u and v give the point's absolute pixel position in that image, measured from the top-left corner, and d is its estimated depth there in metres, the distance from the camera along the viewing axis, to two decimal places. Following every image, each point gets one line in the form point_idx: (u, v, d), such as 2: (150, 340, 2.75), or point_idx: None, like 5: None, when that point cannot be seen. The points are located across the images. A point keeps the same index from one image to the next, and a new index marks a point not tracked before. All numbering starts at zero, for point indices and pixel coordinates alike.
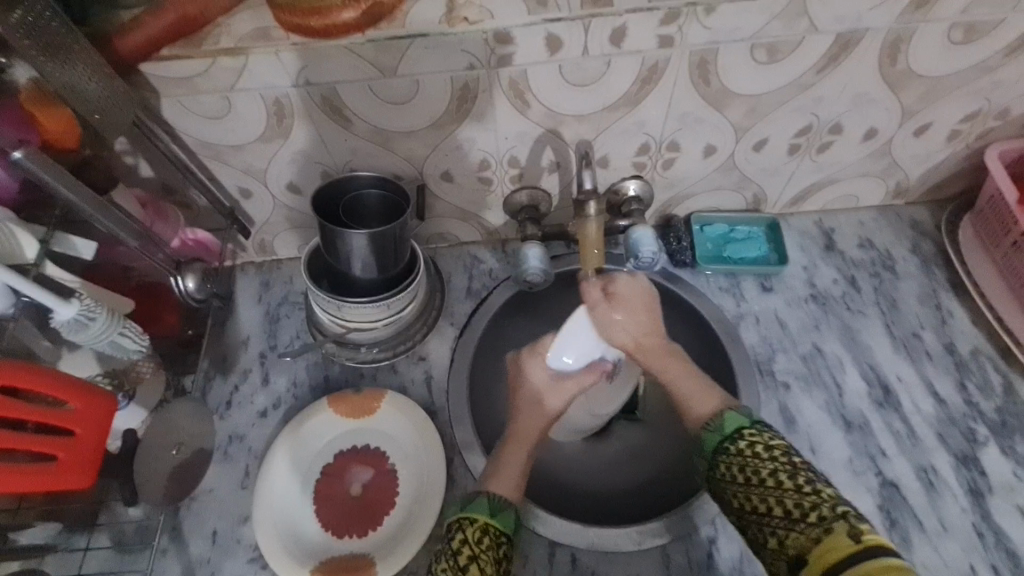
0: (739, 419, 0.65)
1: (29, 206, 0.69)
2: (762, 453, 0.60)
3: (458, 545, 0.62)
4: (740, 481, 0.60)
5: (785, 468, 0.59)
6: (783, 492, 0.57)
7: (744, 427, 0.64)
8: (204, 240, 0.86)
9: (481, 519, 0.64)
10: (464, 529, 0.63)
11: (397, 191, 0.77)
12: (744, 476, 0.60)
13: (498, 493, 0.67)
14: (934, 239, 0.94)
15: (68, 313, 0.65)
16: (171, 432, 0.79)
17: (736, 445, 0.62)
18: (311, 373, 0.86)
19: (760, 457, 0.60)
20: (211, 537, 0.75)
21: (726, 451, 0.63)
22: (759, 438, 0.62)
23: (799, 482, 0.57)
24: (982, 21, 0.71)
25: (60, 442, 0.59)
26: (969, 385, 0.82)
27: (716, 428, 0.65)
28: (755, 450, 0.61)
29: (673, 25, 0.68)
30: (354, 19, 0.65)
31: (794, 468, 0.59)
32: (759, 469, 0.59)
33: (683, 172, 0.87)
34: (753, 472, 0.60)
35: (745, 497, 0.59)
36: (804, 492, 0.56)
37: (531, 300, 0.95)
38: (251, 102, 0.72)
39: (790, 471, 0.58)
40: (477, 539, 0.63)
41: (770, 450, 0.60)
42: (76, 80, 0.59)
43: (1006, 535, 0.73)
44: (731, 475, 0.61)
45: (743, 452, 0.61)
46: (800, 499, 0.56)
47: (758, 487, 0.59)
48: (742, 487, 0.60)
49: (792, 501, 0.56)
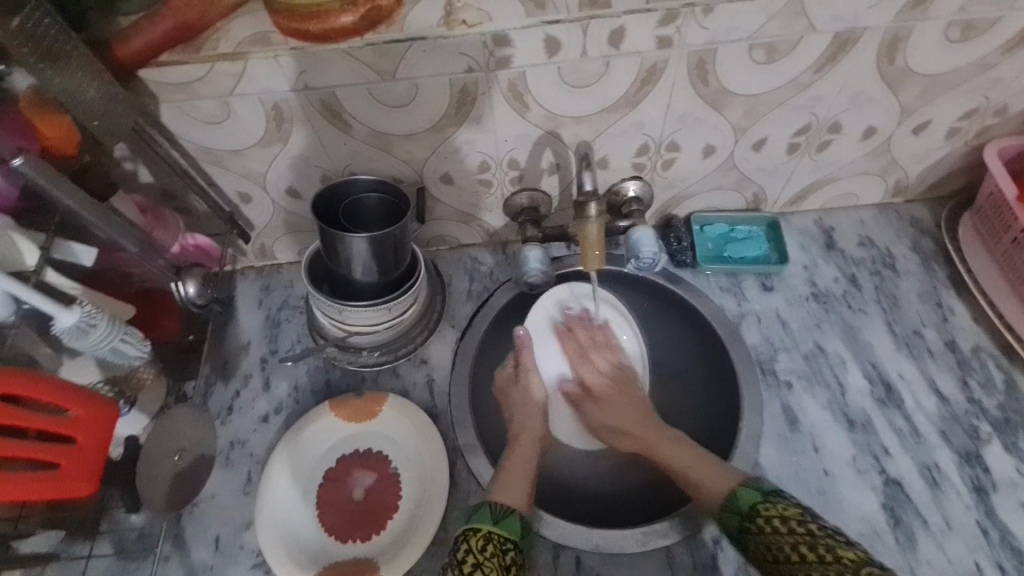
0: (750, 496, 0.68)
1: (29, 214, 0.68)
2: (780, 527, 0.63)
3: (463, 555, 0.63)
4: (772, 560, 0.63)
5: (805, 539, 0.61)
6: (809, 564, 0.60)
7: (757, 503, 0.67)
8: (204, 246, 0.86)
9: (484, 528, 0.66)
10: (469, 539, 0.65)
11: (397, 194, 0.77)
12: (772, 555, 0.63)
13: (501, 501, 0.69)
14: (934, 236, 0.95)
15: (70, 321, 0.65)
16: (173, 438, 0.78)
17: (756, 523, 0.66)
18: (312, 378, 0.86)
19: (779, 532, 0.63)
20: (214, 543, 0.75)
21: (749, 530, 0.66)
22: (773, 511, 0.65)
23: (821, 552, 0.60)
24: (980, 18, 0.71)
25: (63, 449, 0.58)
26: (971, 382, 0.82)
27: (733, 507, 0.69)
28: (773, 525, 0.64)
29: (671, 25, 0.68)
30: (354, 22, 0.65)
31: (813, 537, 0.61)
32: (782, 546, 0.62)
33: (682, 172, 0.88)
34: (778, 550, 0.63)
35: (782, 574, 0.63)
36: (827, 563, 0.59)
37: (532, 302, 0.95)
38: (250, 106, 0.72)
39: (808, 541, 0.61)
40: (481, 547, 0.64)
41: (786, 522, 0.63)
42: (75, 87, 0.59)
43: (1010, 532, 0.73)
44: (762, 551, 0.64)
45: (764, 530, 0.65)
46: (826, 570, 0.59)
47: (787, 563, 0.62)
48: (777, 565, 0.63)
49: (819, 572, 0.60)
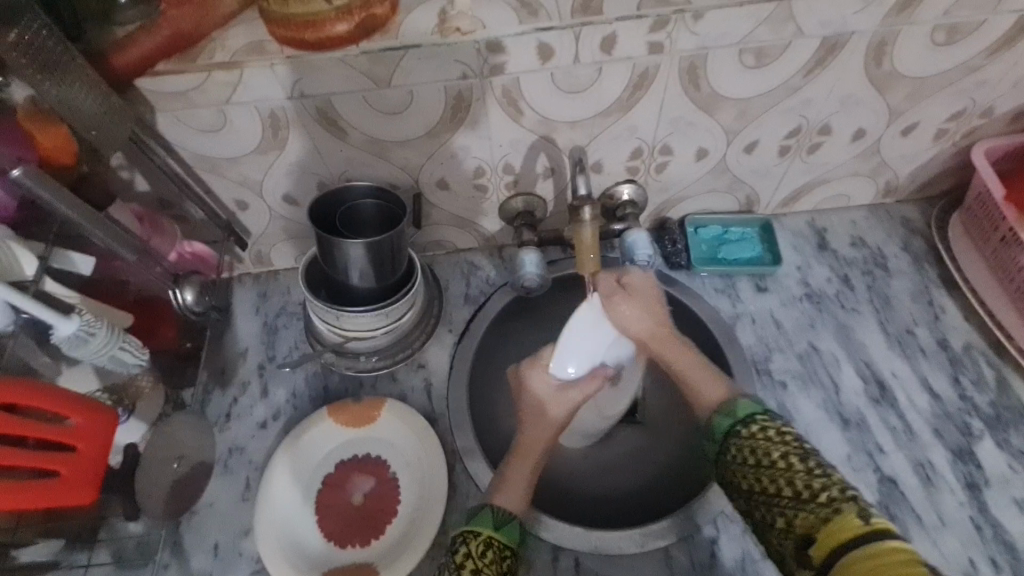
0: (753, 407, 0.64)
1: (26, 224, 0.69)
2: (775, 436, 0.60)
3: (462, 559, 0.62)
4: (750, 462, 0.59)
5: (797, 452, 0.58)
6: (793, 473, 0.57)
7: (756, 413, 0.63)
8: (202, 253, 0.87)
9: (485, 532, 0.65)
10: (468, 542, 0.64)
11: (393, 200, 0.77)
12: (755, 457, 0.59)
13: (503, 506, 0.68)
14: (924, 236, 0.96)
15: (69, 329, 0.65)
16: (171, 446, 0.79)
17: (748, 430, 0.62)
18: (310, 384, 0.86)
19: (772, 440, 0.60)
20: (213, 550, 0.75)
21: (737, 437, 0.62)
22: (771, 423, 0.61)
23: (810, 465, 0.57)
24: (964, 22, 0.73)
25: (61, 457, 0.58)
26: (962, 379, 0.83)
27: (730, 413, 0.65)
28: (766, 434, 0.60)
29: (662, 31, 0.69)
30: (348, 30, 0.66)
31: (806, 452, 0.58)
32: (770, 451, 0.59)
33: (675, 175, 0.88)
34: (763, 454, 0.59)
35: (754, 477, 0.59)
36: (813, 475, 0.56)
37: (528, 305, 0.96)
38: (246, 114, 0.72)
39: (802, 455, 0.58)
40: (480, 552, 0.63)
41: (783, 434, 0.60)
42: (72, 97, 0.59)
43: (1004, 528, 0.73)
44: (741, 458, 0.60)
45: (755, 436, 0.61)
46: (810, 481, 0.56)
47: (768, 467, 0.58)
48: (753, 467, 0.59)
49: (802, 481, 0.56)
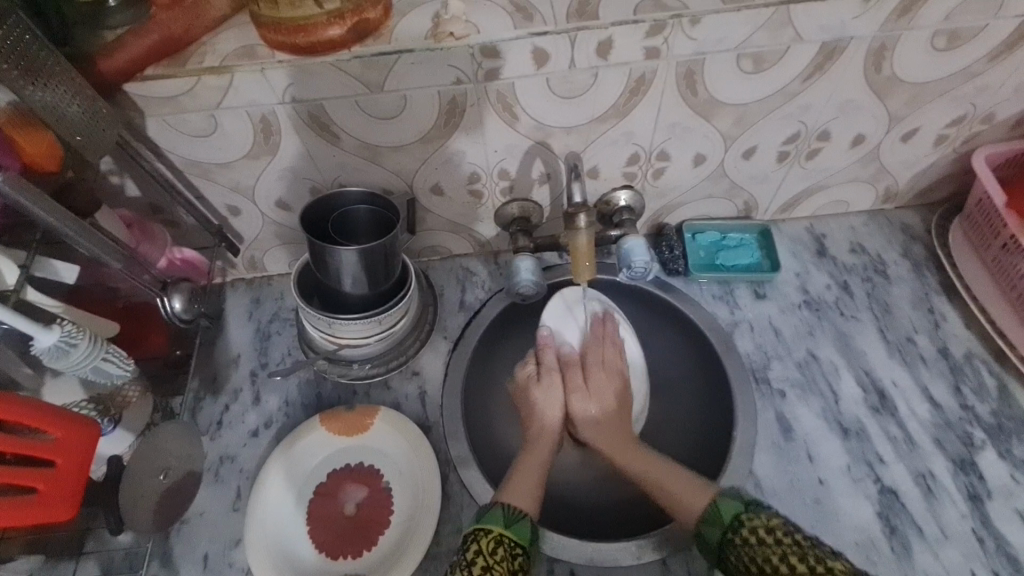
0: (732, 505, 0.64)
1: (9, 232, 0.67)
2: (767, 538, 0.60)
3: (473, 555, 0.62)
4: (755, 571, 0.59)
5: (793, 550, 0.58)
6: (797, 574, 0.57)
7: (740, 514, 0.63)
8: (192, 260, 0.85)
9: (495, 530, 0.65)
10: (478, 540, 0.63)
11: (386, 206, 0.76)
12: (756, 566, 0.59)
13: (514, 504, 0.68)
14: (925, 242, 0.95)
15: (50, 341, 0.64)
16: (159, 456, 0.75)
17: (740, 535, 0.62)
18: (303, 392, 0.85)
19: (765, 543, 0.59)
20: (203, 561, 0.74)
21: (732, 543, 0.62)
22: (758, 522, 0.61)
23: (811, 563, 0.57)
24: (965, 28, 0.72)
25: (40, 473, 0.57)
26: (964, 388, 0.82)
27: (714, 520, 0.64)
28: (758, 536, 0.60)
29: (659, 36, 0.68)
30: (341, 35, 0.65)
31: (801, 547, 0.58)
32: (769, 557, 0.58)
33: (673, 180, 0.87)
34: (763, 560, 0.59)
35: None
36: (817, 573, 0.56)
37: (524, 312, 0.95)
38: (237, 119, 0.71)
39: (800, 551, 0.58)
40: (490, 550, 0.63)
41: (773, 533, 0.60)
42: (56, 102, 0.58)
43: (1006, 540, 0.72)
44: (744, 562, 0.60)
45: (748, 541, 0.61)
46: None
47: (774, 575, 0.58)
48: (760, 574, 0.59)
49: None
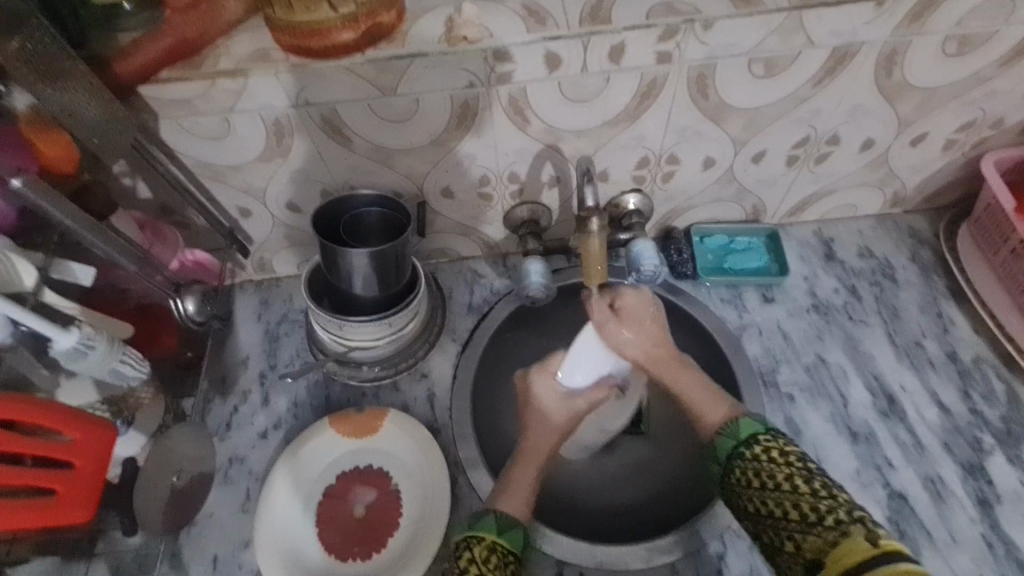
0: (753, 426, 0.67)
1: (26, 232, 0.68)
2: (779, 458, 0.62)
3: (466, 563, 0.61)
4: (755, 485, 0.61)
5: (801, 473, 0.60)
6: (798, 496, 0.58)
7: (759, 433, 0.66)
8: (203, 261, 0.86)
9: (488, 537, 0.65)
10: (472, 547, 0.63)
11: (397, 208, 0.76)
12: (758, 480, 0.61)
13: (507, 512, 0.68)
14: (933, 247, 0.95)
15: (68, 343, 0.65)
16: (170, 460, 0.78)
17: (752, 451, 0.64)
18: (312, 393, 0.85)
19: (776, 462, 0.61)
20: (212, 562, 0.74)
21: (742, 458, 0.65)
22: (774, 443, 0.63)
23: (814, 486, 0.58)
24: (975, 33, 0.72)
25: (58, 474, 0.57)
26: (973, 394, 0.82)
27: (733, 434, 0.68)
28: (770, 455, 0.63)
29: (671, 41, 0.68)
30: (354, 38, 0.66)
31: (810, 473, 0.59)
32: (775, 473, 0.60)
33: (682, 184, 0.88)
34: (768, 476, 0.61)
35: (761, 500, 0.60)
36: (819, 497, 0.57)
37: (531, 314, 0.95)
38: (250, 122, 0.71)
39: (807, 475, 0.59)
40: (484, 557, 0.63)
41: (786, 453, 0.62)
42: (74, 104, 0.59)
43: (1016, 545, 0.72)
44: (747, 479, 0.62)
45: (759, 457, 0.63)
46: (815, 502, 0.57)
47: (774, 490, 0.59)
48: (760, 492, 0.60)
49: (808, 504, 0.57)
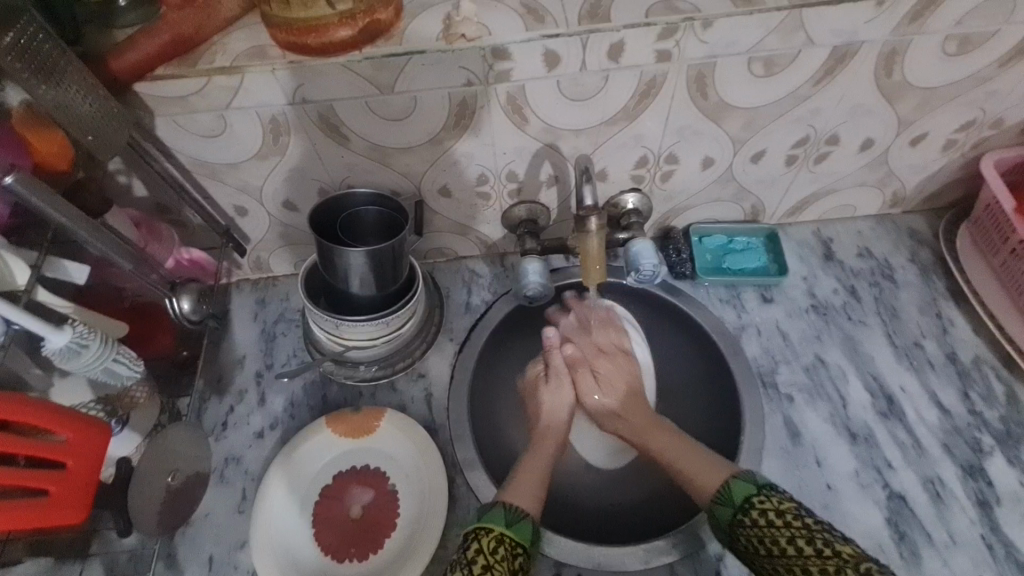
0: (745, 488, 0.65)
1: (21, 230, 0.67)
2: (778, 521, 0.60)
3: (473, 555, 0.61)
4: (763, 552, 0.60)
5: (803, 533, 0.59)
6: (806, 559, 0.57)
7: (752, 495, 0.64)
8: (199, 260, 0.85)
9: (496, 529, 0.64)
10: (479, 538, 0.63)
11: (395, 208, 0.76)
12: (764, 548, 0.60)
13: (516, 505, 0.67)
14: (932, 246, 0.95)
15: (61, 341, 0.63)
16: (166, 459, 0.76)
17: (749, 516, 0.62)
18: (308, 393, 0.85)
19: (776, 526, 0.60)
20: (208, 564, 0.73)
21: (742, 524, 0.63)
22: (769, 505, 0.62)
23: (819, 546, 0.57)
24: (976, 33, 0.72)
25: (53, 475, 0.57)
26: (972, 394, 0.82)
27: (727, 499, 0.65)
28: (769, 518, 0.61)
29: (671, 39, 0.68)
30: (351, 36, 0.65)
31: (811, 530, 0.59)
32: (778, 539, 0.59)
33: (681, 183, 0.87)
34: (772, 542, 0.59)
35: (773, 567, 0.59)
36: (825, 556, 0.57)
37: (530, 314, 0.94)
38: (246, 120, 0.71)
39: (809, 535, 0.58)
40: (492, 549, 0.62)
41: (783, 516, 0.60)
42: (69, 100, 0.58)
43: (1015, 546, 0.72)
44: (753, 544, 0.61)
45: (759, 523, 0.61)
46: (824, 564, 0.56)
47: (782, 557, 0.59)
48: (769, 558, 0.60)
49: (817, 566, 0.57)
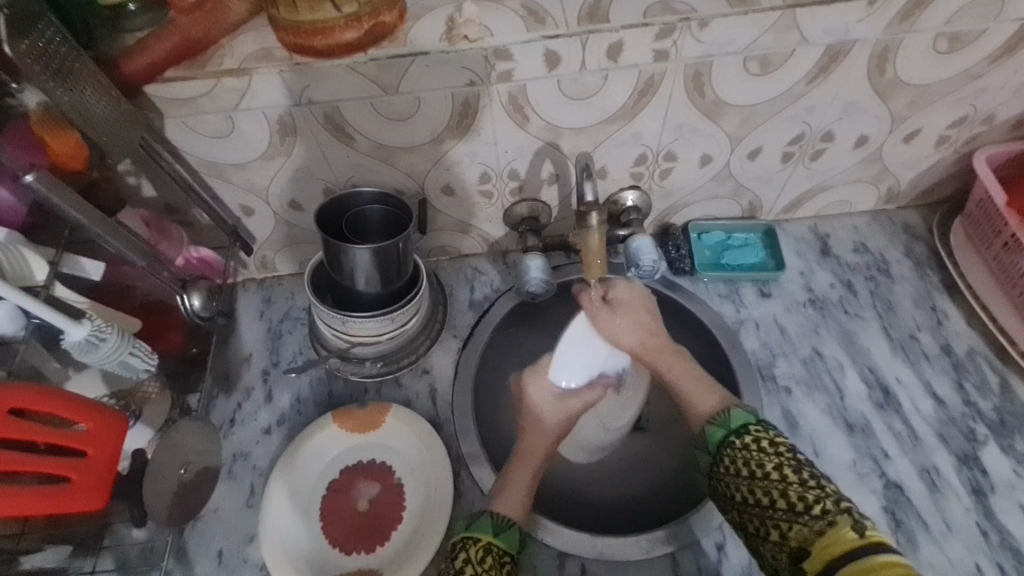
0: (743, 417, 0.66)
1: (38, 228, 0.70)
2: (768, 448, 0.61)
3: (462, 563, 0.62)
4: (743, 474, 0.61)
5: (790, 463, 0.60)
6: (787, 484, 0.58)
7: (749, 424, 0.65)
8: (208, 259, 0.87)
9: (484, 538, 0.65)
10: (468, 547, 0.64)
11: (400, 206, 0.77)
12: (748, 470, 0.60)
13: (503, 513, 0.69)
14: (926, 241, 0.96)
15: (79, 335, 0.65)
16: (179, 452, 0.76)
17: (741, 439, 0.63)
18: (315, 389, 0.86)
19: (765, 452, 0.61)
20: (218, 557, 0.75)
21: (730, 446, 0.64)
22: (763, 434, 0.63)
23: (804, 477, 0.58)
24: (965, 31, 0.73)
25: (74, 462, 0.58)
26: (967, 385, 0.84)
27: (723, 424, 0.66)
28: (759, 445, 0.62)
29: (668, 39, 0.70)
30: (357, 38, 0.67)
31: (799, 463, 0.60)
32: (764, 463, 0.60)
33: (679, 181, 0.89)
34: (757, 465, 0.60)
35: (748, 488, 0.60)
36: (807, 487, 0.57)
37: (531, 311, 0.96)
38: (254, 121, 0.73)
39: (796, 466, 0.59)
40: (480, 557, 0.63)
41: (775, 445, 0.61)
42: (88, 102, 0.60)
43: (1009, 532, 0.74)
44: (733, 467, 0.62)
45: (748, 447, 0.62)
46: (804, 493, 0.57)
47: (762, 479, 0.59)
48: (746, 480, 0.60)
49: (796, 492, 0.57)
